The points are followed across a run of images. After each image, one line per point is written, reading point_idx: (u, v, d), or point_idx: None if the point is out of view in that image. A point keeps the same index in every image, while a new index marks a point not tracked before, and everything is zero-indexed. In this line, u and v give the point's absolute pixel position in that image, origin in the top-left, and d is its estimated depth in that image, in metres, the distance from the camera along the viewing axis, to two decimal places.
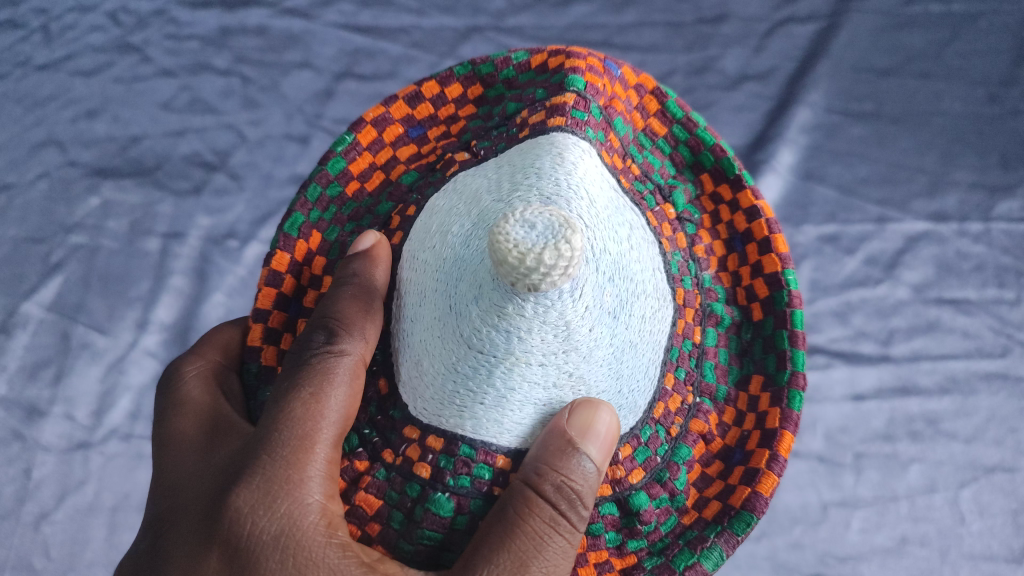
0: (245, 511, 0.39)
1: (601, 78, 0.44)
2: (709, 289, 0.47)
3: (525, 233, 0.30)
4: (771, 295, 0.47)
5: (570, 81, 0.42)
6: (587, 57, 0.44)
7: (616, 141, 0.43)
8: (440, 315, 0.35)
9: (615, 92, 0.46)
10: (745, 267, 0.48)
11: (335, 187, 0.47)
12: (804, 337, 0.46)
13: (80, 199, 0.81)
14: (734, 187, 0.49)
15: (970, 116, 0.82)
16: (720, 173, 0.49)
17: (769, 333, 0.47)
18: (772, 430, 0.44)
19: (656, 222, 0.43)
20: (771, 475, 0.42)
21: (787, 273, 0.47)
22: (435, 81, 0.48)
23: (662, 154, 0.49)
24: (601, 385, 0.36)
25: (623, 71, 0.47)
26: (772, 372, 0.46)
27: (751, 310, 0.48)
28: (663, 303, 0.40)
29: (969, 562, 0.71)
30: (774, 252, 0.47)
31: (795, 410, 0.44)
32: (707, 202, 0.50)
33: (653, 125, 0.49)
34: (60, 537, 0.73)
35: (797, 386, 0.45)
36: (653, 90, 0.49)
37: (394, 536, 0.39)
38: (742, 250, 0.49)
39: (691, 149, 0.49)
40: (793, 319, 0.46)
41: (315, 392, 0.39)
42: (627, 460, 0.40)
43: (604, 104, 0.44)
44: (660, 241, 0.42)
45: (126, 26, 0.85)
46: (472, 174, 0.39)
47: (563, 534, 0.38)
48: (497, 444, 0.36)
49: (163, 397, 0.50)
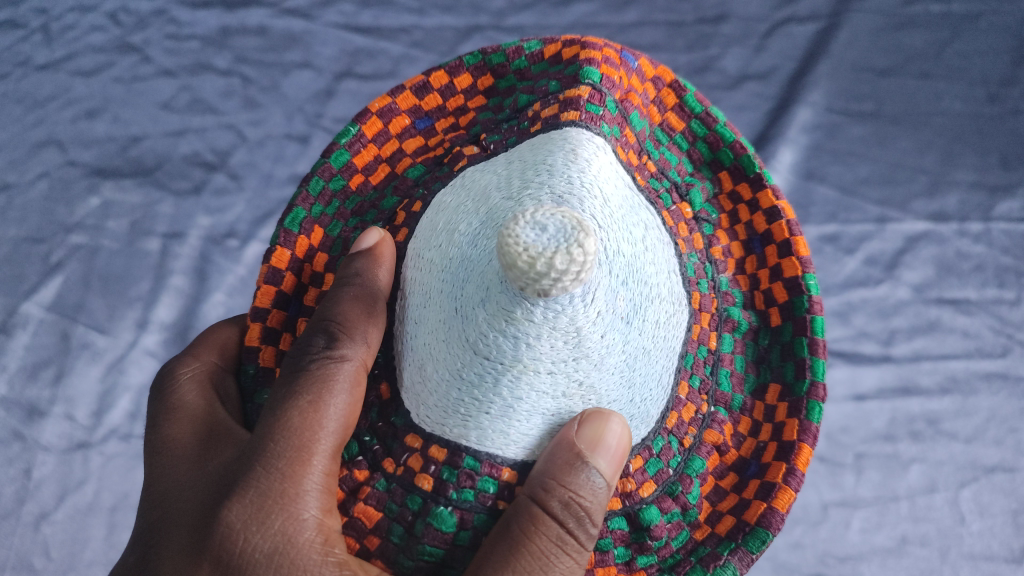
0: (238, 527, 0.38)
1: (617, 70, 0.44)
2: (725, 293, 0.46)
3: (536, 235, 0.30)
4: (790, 300, 0.47)
5: (586, 73, 0.42)
6: (603, 49, 0.45)
7: (632, 136, 0.43)
8: (446, 317, 0.35)
9: (632, 85, 0.46)
10: (764, 270, 0.48)
11: (337, 180, 0.46)
12: (824, 344, 0.45)
13: (80, 199, 0.81)
14: (754, 185, 0.48)
15: (971, 115, 0.81)
16: (740, 171, 0.49)
17: (788, 339, 0.47)
18: (790, 442, 0.44)
19: (672, 221, 0.43)
20: (788, 490, 0.42)
21: (807, 278, 0.47)
22: (444, 71, 0.48)
23: (679, 150, 0.48)
24: (611, 394, 0.36)
25: (640, 63, 0.47)
26: (791, 381, 0.46)
27: (769, 315, 0.48)
28: (677, 306, 0.40)
29: (969, 562, 0.71)
30: (795, 255, 0.47)
31: (814, 422, 0.44)
32: (725, 201, 0.49)
33: (670, 119, 0.48)
34: (60, 537, 0.73)
35: (816, 396, 0.44)
36: (671, 83, 0.49)
37: (393, 550, 0.39)
38: (761, 252, 0.48)
39: (709, 145, 0.49)
40: (814, 326, 0.46)
41: (314, 401, 0.39)
42: (638, 472, 0.40)
43: (619, 98, 0.44)
44: (676, 242, 0.42)
45: (127, 26, 0.85)
46: (481, 170, 0.39)
47: (570, 554, 0.38)
48: (503, 457, 0.36)
49: (157, 400, 0.50)
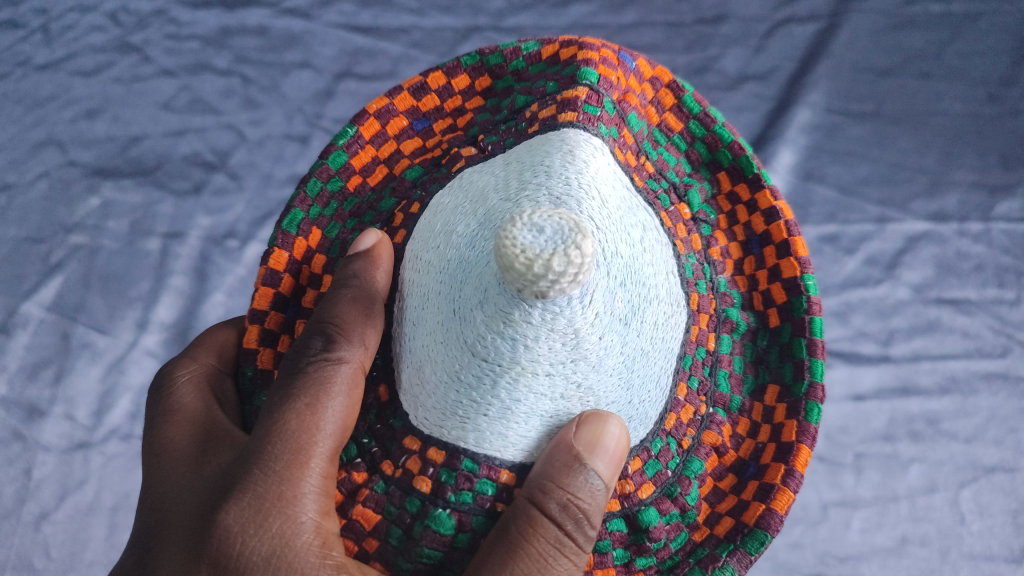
0: (236, 530, 0.39)
1: (615, 71, 0.44)
2: (724, 293, 0.46)
3: (533, 237, 0.30)
4: (788, 301, 0.47)
5: (583, 74, 0.42)
6: (601, 49, 0.45)
7: (630, 137, 0.43)
8: (444, 319, 0.35)
9: (630, 85, 0.46)
10: (762, 271, 0.48)
11: (336, 182, 0.47)
12: (823, 345, 0.45)
13: (80, 199, 0.81)
14: (753, 186, 0.48)
15: (970, 115, 0.81)
16: (738, 171, 0.49)
17: (787, 340, 0.47)
18: (789, 443, 0.44)
19: (670, 222, 0.43)
20: (787, 491, 0.42)
21: (806, 279, 0.47)
22: (442, 72, 0.48)
23: (677, 151, 0.48)
24: (609, 396, 0.36)
25: (638, 64, 0.47)
26: (790, 382, 0.46)
27: (767, 317, 0.48)
28: (676, 308, 0.40)
29: (969, 562, 0.71)
30: (794, 255, 0.47)
31: (813, 423, 0.44)
32: (723, 202, 0.49)
33: (668, 120, 0.48)
34: (60, 536, 0.73)
35: (815, 397, 0.44)
36: (669, 83, 0.49)
37: (392, 553, 0.39)
38: (760, 253, 0.48)
39: (707, 145, 0.49)
40: (812, 327, 0.46)
41: (312, 403, 0.39)
42: (636, 474, 0.40)
43: (617, 98, 0.44)
44: (674, 243, 0.42)
45: (126, 27, 0.85)
46: (479, 171, 0.39)
47: (568, 556, 0.38)
48: (501, 459, 0.36)
49: (155, 402, 0.50)
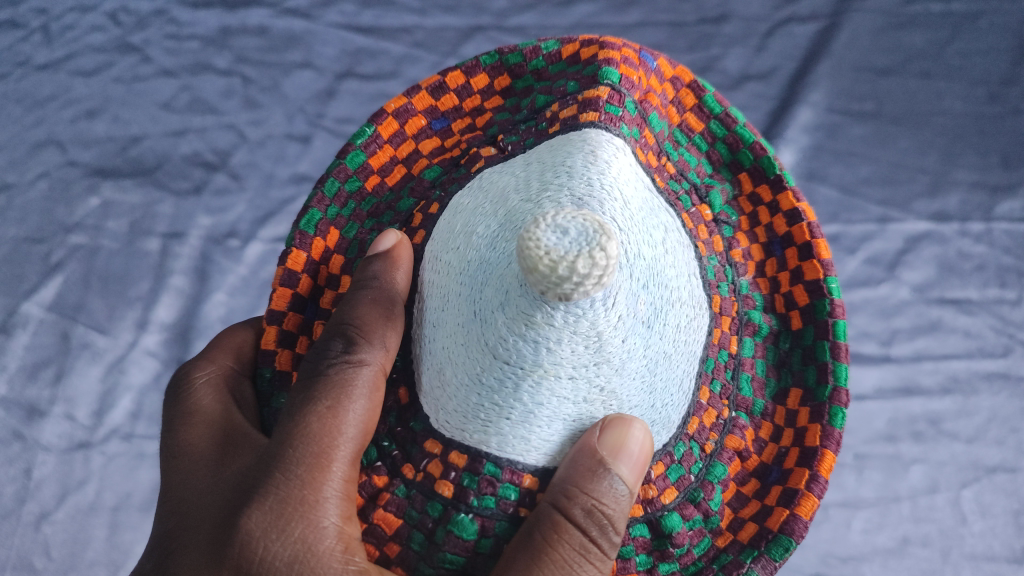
0: (257, 535, 0.38)
1: (636, 71, 0.45)
2: (746, 296, 0.46)
3: (557, 239, 0.30)
4: (811, 303, 0.47)
5: (605, 74, 0.42)
6: (621, 49, 0.45)
7: (651, 137, 0.43)
8: (465, 321, 0.35)
9: (650, 85, 0.46)
10: (784, 273, 0.48)
11: (353, 182, 0.46)
12: (846, 348, 0.45)
13: (80, 199, 0.80)
14: (774, 187, 0.48)
15: (972, 115, 0.82)
16: (759, 172, 0.48)
17: (809, 343, 0.47)
18: (813, 448, 0.44)
19: (692, 223, 0.43)
20: (811, 497, 0.42)
21: (829, 281, 0.46)
22: (460, 71, 0.48)
23: (698, 152, 0.48)
24: (633, 400, 0.36)
25: (658, 64, 0.48)
26: (812, 386, 0.46)
27: (790, 319, 0.48)
28: (698, 310, 0.40)
29: (970, 562, 0.71)
30: (816, 257, 0.47)
31: (837, 428, 0.44)
32: (745, 203, 0.49)
33: (689, 120, 0.48)
34: (60, 537, 0.73)
35: (839, 401, 0.44)
36: (689, 83, 0.49)
37: (414, 558, 0.39)
38: (782, 255, 0.48)
39: (729, 146, 0.48)
40: (835, 330, 0.46)
41: (333, 406, 0.39)
42: (659, 478, 0.40)
43: (638, 98, 0.44)
44: (696, 244, 0.42)
45: (126, 26, 0.84)
46: (499, 172, 0.39)
47: (593, 562, 0.38)
48: (524, 463, 0.36)
49: (172, 404, 0.50)
